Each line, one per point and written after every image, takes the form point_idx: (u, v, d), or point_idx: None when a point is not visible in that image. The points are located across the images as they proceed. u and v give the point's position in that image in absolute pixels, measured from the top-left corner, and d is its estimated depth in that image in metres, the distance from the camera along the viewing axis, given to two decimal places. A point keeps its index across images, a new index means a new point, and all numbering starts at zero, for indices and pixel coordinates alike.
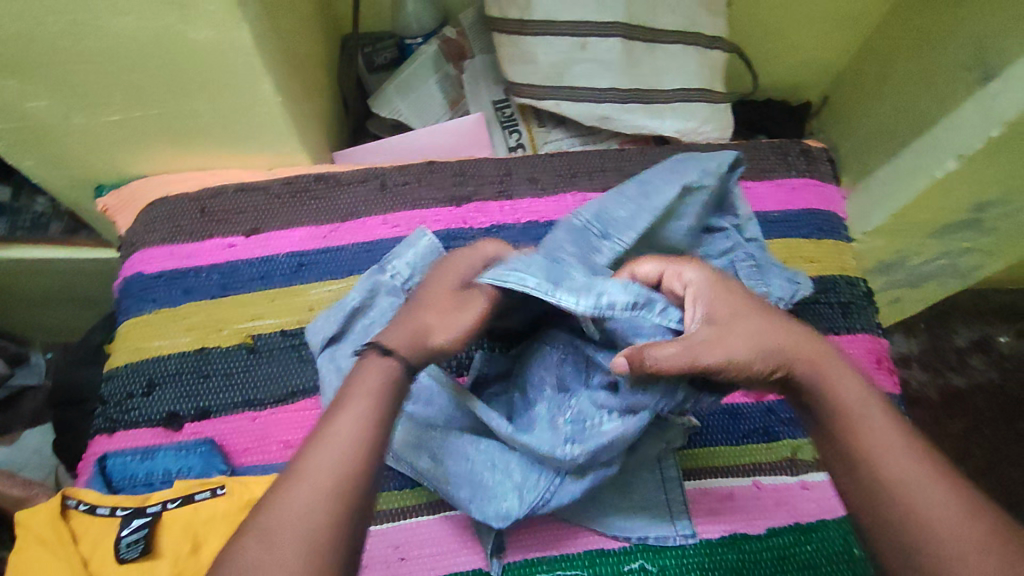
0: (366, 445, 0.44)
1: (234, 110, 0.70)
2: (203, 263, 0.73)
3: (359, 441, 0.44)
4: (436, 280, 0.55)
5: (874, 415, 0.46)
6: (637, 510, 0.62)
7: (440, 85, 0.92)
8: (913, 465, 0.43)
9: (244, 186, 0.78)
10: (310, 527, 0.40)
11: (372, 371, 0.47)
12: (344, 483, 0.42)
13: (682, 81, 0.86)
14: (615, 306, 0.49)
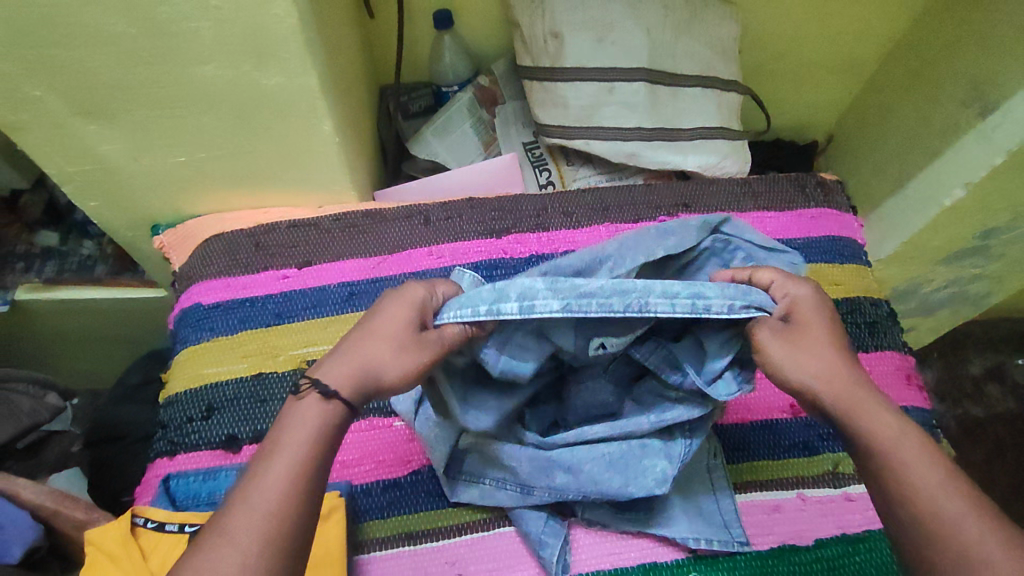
0: (295, 496, 0.44)
1: (292, 150, 0.76)
2: (258, 293, 0.77)
3: (304, 474, 0.45)
4: (388, 312, 0.51)
5: (907, 445, 0.46)
6: (693, 515, 0.63)
7: (474, 127, 0.98)
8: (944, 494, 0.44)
9: (295, 222, 0.82)
10: None
11: (310, 410, 0.47)
12: (270, 541, 0.42)
13: (702, 121, 0.92)
14: (716, 308, 0.49)
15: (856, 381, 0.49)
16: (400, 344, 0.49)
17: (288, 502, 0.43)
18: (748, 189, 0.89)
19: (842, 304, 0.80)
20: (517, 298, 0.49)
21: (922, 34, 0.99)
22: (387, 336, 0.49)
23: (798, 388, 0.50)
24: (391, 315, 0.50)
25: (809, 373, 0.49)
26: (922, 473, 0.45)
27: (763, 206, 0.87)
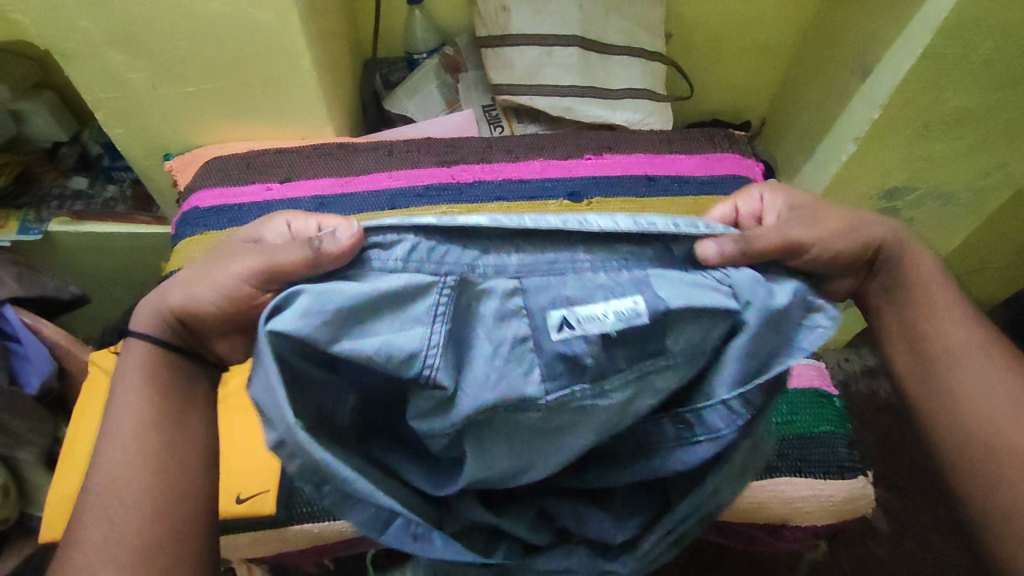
0: (142, 420, 0.59)
1: (279, 84, 0.93)
2: (245, 201, 0.93)
3: (145, 413, 0.60)
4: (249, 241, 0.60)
5: (945, 297, 0.63)
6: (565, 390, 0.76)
7: (439, 89, 1.15)
8: (974, 341, 0.61)
9: (281, 150, 0.99)
10: (128, 497, 0.56)
11: (135, 350, 0.62)
12: (148, 452, 0.59)
13: (628, 83, 1.09)
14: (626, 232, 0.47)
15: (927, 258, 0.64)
16: (238, 273, 0.56)
17: (144, 423, 0.59)
18: (665, 137, 1.05)
19: None
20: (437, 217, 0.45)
21: (824, 19, 1.15)
22: (218, 266, 0.59)
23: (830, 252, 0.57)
24: (243, 246, 0.59)
25: (871, 228, 0.61)
26: (954, 335, 0.61)
27: (677, 151, 1.03)
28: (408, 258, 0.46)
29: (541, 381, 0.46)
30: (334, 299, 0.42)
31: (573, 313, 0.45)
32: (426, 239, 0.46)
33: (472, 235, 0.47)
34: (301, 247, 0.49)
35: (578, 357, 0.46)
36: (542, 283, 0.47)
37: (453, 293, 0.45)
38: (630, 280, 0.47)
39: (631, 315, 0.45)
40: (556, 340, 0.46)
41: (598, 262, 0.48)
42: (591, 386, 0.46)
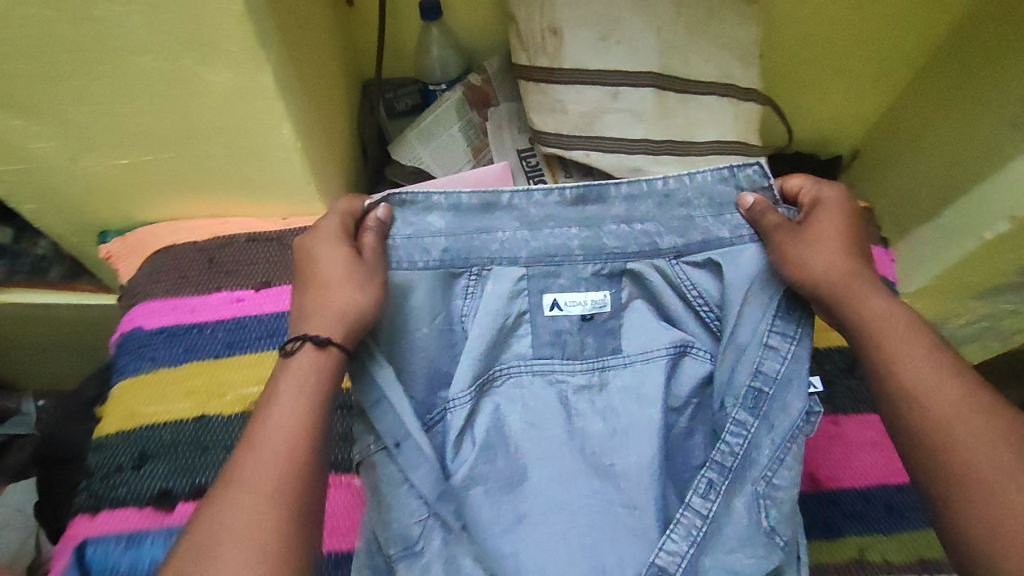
0: (302, 430, 0.45)
1: (250, 158, 0.65)
2: (207, 319, 0.68)
3: (284, 457, 0.43)
4: (327, 261, 0.53)
5: (918, 352, 0.48)
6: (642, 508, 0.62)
7: (464, 131, 0.88)
8: (954, 392, 0.46)
9: (254, 236, 0.73)
10: (257, 536, 0.40)
11: (303, 358, 0.48)
12: (284, 472, 0.43)
13: (716, 133, 0.82)
14: (665, 243, 0.58)
15: (861, 272, 0.53)
16: (344, 265, 0.53)
17: (291, 436, 0.44)
18: None
19: None
20: (477, 228, 0.57)
21: (964, 42, 0.88)
22: (350, 279, 0.52)
23: (829, 279, 0.53)
24: (315, 262, 0.54)
25: (825, 193, 0.58)
26: (876, 308, 0.51)
27: None
28: (442, 257, 0.57)
29: (539, 359, 0.62)
30: (418, 270, 0.57)
31: (564, 298, 0.61)
32: (457, 211, 0.57)
33: (492, 233, 0.58)
34: (372, 232, 0.55)
35: (569, 356, 0.62)
36: (545, 274, 0.60)
37: (484, 278, 0.59)
38: (616, 272, 0.61)
39: (619, 306, 0.62)
40: (572, 337, 0.62)
41: (593, 249, 0.59)
42: (591, 369, 0.61)
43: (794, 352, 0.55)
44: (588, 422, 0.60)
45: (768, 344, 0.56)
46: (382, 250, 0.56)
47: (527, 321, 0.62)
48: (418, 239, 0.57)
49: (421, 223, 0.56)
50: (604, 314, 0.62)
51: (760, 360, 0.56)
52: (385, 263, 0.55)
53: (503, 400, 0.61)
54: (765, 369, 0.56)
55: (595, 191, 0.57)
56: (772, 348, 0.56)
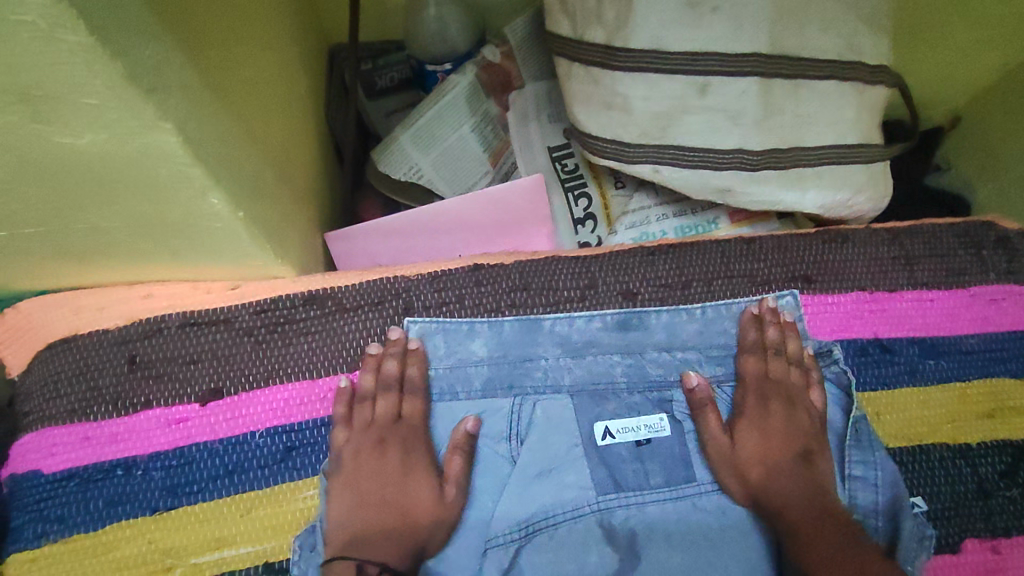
0: None
1: (166, 229, 0.42)
2: (135, 453, 0.48)
3: None
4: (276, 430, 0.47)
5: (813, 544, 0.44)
6: None
7: (477, 131, 0.65)
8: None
9: (193, 317, 0.51)
10: None
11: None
12: None
13: (833, 135, 0.59)
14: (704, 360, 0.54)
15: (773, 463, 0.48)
16: (383, 454, 0.49)
17: None
18: (898, 250, 0.59)
19: None
20: (516, 321, 0.53)
21: None
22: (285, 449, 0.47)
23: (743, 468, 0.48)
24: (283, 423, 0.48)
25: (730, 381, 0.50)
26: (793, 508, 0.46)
27: (922, 280, 0.58)
28: (486, 389, 0.52)
29: (601, 495, 0.50)
30: (466, 402, 0.52)
31: (613, 424, 0.51)
32: (501, 327, 0.53)
33: (535, 362, 0.52)
34: (391, 393, 0.50)
35: (626, 487, 0.50)
36: (591, 403, 0.52)
37: (520, 415, 0.51)
38: (664, 395, 0.53)
39: (679, 430, 0.52)
40: (630, 466, 0.51)
41: (636, 377, 0.53)
42: (662, 499, 0.50)
43: (883, 479, 0.50)
44: (663, 558, 0.48)
45: (853, 475, 0.51)
46: (423, 381, 0.51)
47: (576, 452, 0.51)
48: (461, 356, 0.52)
49: (458, 340, 0.52)
50: (664, 440, 0.52)
51: (852, 496, 0.50)
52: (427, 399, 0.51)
53: (563, 544, 0.48)
54: (857, 505, 0.50)
55: (637, 317, 0.54)
56: (858, 478, 0.51)
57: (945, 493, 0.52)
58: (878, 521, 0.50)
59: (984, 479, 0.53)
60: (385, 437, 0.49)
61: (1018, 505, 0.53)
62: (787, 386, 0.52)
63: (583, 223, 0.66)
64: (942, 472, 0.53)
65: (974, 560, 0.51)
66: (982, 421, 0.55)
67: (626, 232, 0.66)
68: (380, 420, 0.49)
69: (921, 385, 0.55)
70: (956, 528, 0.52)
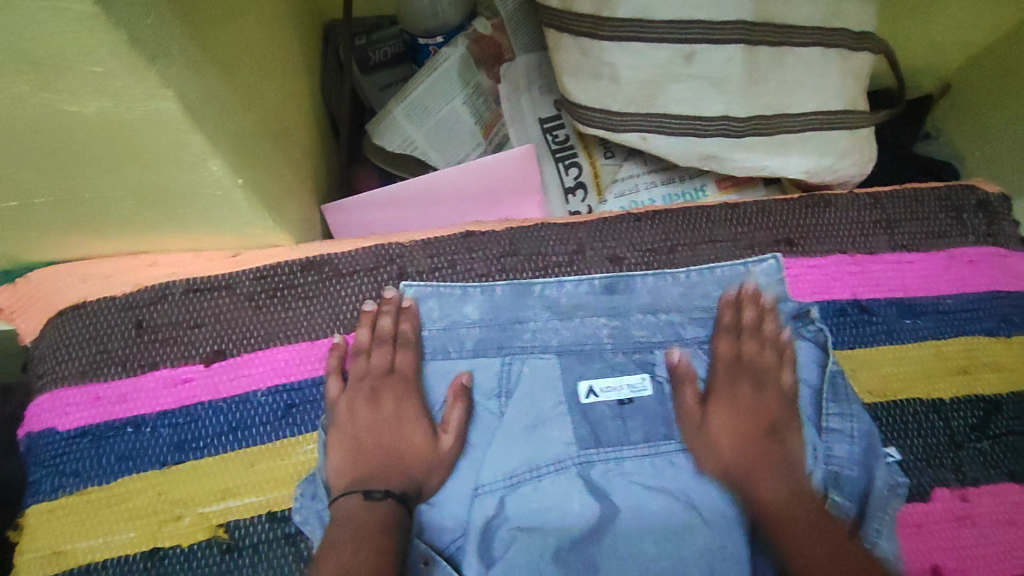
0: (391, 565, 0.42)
1: (165, 196, 0.44)
2: (144, 411, 0.50)
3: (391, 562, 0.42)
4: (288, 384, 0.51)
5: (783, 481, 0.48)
6: None
7: (468, 102, 0.66)
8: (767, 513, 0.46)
9: (195, 284, 0.53)
10: None
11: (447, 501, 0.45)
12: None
13: (817, 101, 0.60)
14: (686, 322, 0.56)
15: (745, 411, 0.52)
16: (377, 400, 0.51)
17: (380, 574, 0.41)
18: (879, 214, 0.60)
19: (1007, 401, 0.57)
20: (505, 283, 0.55)
21: None
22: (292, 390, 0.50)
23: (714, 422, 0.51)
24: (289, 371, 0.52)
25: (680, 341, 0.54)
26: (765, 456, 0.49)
27: (901, 243, 0.59)
28: (476, 349, 0.54)
29: (583, 449, 0.51)
30: (457, 362, 0.53)
31: (597, 385, 0.53)
32: (489, 291, 0.54)
33: (524, 323, 0.54)
34: (385, 346, 0.52)
35: (607, 443, 0.52)
36: (576, 363, 0.54)
37: (509, 372, 0.53)
38: (648, 357, 0.55)
39: (661, 390, 0.54)
40: (612, 423, 0.53)
41: (621, 339, 0.55)
42: (642, 455, 0.52)
43: (858, 431, 0.52)
44: (644, 505, 0.50)
45: (831, 428, 0.52)
46: (416, 337, 0.53)
47: (560, 409, 0.53)
48: (450, 317, 0.54)
49: (447, 303, 0.54)
50: (645, 399, 0.54)
51: (828, 449, 0.52)
52: (419, 353, 0.53)
53: (549, 496, 0.50)
54: (835, 458, 0.52)
55: (622, 281, 0.56)
56: (834, 431, 0.52)
57: (917, 444, 0.55)
58: (850, 470, 0.51)
59: (955, 431, 0.56)
60: (379, 389, 0.51)
61: (988, 456, 0.55)
62: (758, 369, 0.53)
63: (573, 192, 0.68)
64: (915, 424, 0.55)
65: (944, 508, 0.53)
66: (956, 377, 0.57)
67: (616, 200, 0.67)
68: (374, 371, 0.52)
69: (898, 343, 0.57)
70: (926, 477, 0.54)
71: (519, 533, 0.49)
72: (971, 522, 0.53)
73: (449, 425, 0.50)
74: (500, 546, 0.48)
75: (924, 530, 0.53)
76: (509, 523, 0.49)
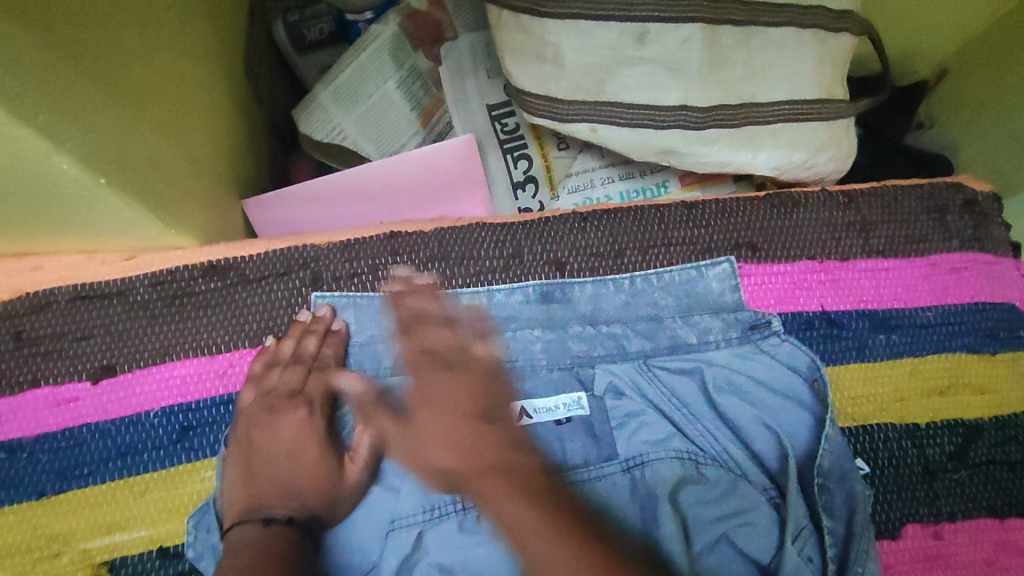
0: None
1: (20, 199, 0.38)
2: (22, 435, 0.45)
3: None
4: (191, 380, 0.47)
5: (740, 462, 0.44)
6: None
7: (405, 88, 0.61)
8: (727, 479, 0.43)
9: (84, 291, 0.47)
10: None
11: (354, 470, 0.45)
12: None
13: (789, 89, 0.53)
14: (628, 341, 0.50)
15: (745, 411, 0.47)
16: (275, 424, 0.46)
17: None
18: (853, 216, 0.54)
19: (989, 426, 0.52)
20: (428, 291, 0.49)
21: None
22: (198, 384, 0.47)
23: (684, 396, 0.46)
24: (182, 391, 0.47)
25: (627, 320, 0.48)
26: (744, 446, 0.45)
27: (876, 249, 0.54)
28: (396, 367, 0.49)
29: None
30: (374, 381, 0.49)
31: (533, 404, 0.48)
32: (409, 301, 0.48)
33: None
34: (299, 366, 0.47)
35: None
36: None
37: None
38: (586, 371, 0.50)
39: (599, 409, 0.50)
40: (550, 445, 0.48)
41: (558, 353, 0.50)
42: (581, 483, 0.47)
43: (832, 441, 0.45)
44: None
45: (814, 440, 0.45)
46: (339, 364, 0.48)
47: None
48: (373, 327, 0.49)
49: (365, 314, 0.49)
50: (583, 418, 0.49)
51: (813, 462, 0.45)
52: (339, 377, 0.48)
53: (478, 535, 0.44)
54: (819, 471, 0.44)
55: (561, 288, 0.51)
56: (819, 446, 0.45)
57: (887, 476, 0.50)
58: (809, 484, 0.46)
59: (930, 461, 0.50)
60: (278, 407, 0.46)
61: (965, 488, 0.50)
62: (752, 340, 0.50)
63: (523, 186, 0.61)
64: (886, 453, 0.50)
65: (916, 546, 0.49)
66: (934, 399, 0.52)
67: (569, 197, 0.61)
68: (279, 389, 0.47)
69: (870, 361, 0.52)
70: (896, 512, 0.49)
71: (437, 572, 0.44)
72: (945, 562, 0.48)
73: (358, 453, 0.46)
74: None
75: (892, 570, 0.48)
76: (428, 558, 0.44)
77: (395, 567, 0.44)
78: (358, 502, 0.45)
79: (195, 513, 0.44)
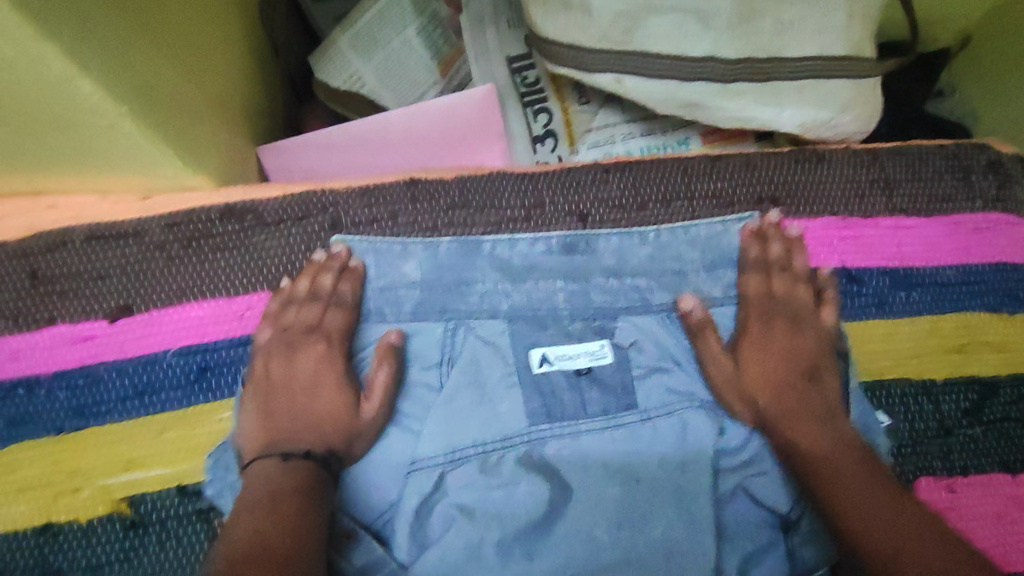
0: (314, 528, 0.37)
1: (41, 129, 0.38)
2: (39, 372, 0.45)
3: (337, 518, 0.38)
4: (209, 321, 0.47)
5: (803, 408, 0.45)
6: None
7: (423, 37, 0.60)
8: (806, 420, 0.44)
9: (98, 231, 0.47)
10: None
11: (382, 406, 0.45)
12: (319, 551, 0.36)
13: (819, 43, 0.52)
14: (648, 292, 0.50)
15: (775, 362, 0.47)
16: (293, 358, 0.45)
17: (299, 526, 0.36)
18: (878, 173, 0.53)
19: (1005, 384, 0.52)
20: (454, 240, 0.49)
21: None
22: (216, 325, 0.47)
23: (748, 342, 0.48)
24: (199, 332, 0.47)
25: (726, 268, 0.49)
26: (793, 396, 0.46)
27: (899, 206, 0.53)
28: (416, 312, 0.48)
29: (533, 425, 0.47)
30: (392, 325, 0.48)
31: (553, 352, 0.48)
32: (434, 249, 0.49)
33: (471, 285, 0.49)
34: (315, 304, 0.46)
35: (561, 417, 0.47)
36: (529, 330, 0.49)
37: (452, 339, 0.48)
38: (607, 325, 0.50)
39: (619, 358, 0.49)
40: (565, 395, 0.48)
41: (579, 305, 0.50)
42: (599, 428, 0.47)
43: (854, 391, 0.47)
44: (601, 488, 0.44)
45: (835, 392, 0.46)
46: (356, 301, 0.47)
47: (508, 380, 0.48)
48: (393, 271, 0.48)
49: (385, 258, 0.48)
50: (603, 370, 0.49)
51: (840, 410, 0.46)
52: (358, 320, 0.48)
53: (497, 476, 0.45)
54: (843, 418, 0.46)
55: (584, 240, 0.50)
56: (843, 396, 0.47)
57: (903, 429, 0.50)
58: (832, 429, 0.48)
59: (946, 417, 0.51)
60: (297, 343, 0.45)
61: (979, 444, 0.50)
62: (781, 293, 0.49)
63: (542, 141, 0.61)
64: (902, 408, 0.51)
65: (928, 499, 0.49)
66: (951, 356, 0.52)
67: (589, 151, 0.61)
68: (296, 326, 0.46)
69: (890, 317, 0.52)
70: (910, 465, 0.49)
71: (459, 513, 0.44)
72: (956, 515, 0.49)
73: (373, 392, 0.45)
74: (438, 522, 0.44)
75: None
76: (448, 498, 0.44)
77: (415, 505, 0.44)
78: (375, 442, 0.45)
79: (214, 453, 0.44)
